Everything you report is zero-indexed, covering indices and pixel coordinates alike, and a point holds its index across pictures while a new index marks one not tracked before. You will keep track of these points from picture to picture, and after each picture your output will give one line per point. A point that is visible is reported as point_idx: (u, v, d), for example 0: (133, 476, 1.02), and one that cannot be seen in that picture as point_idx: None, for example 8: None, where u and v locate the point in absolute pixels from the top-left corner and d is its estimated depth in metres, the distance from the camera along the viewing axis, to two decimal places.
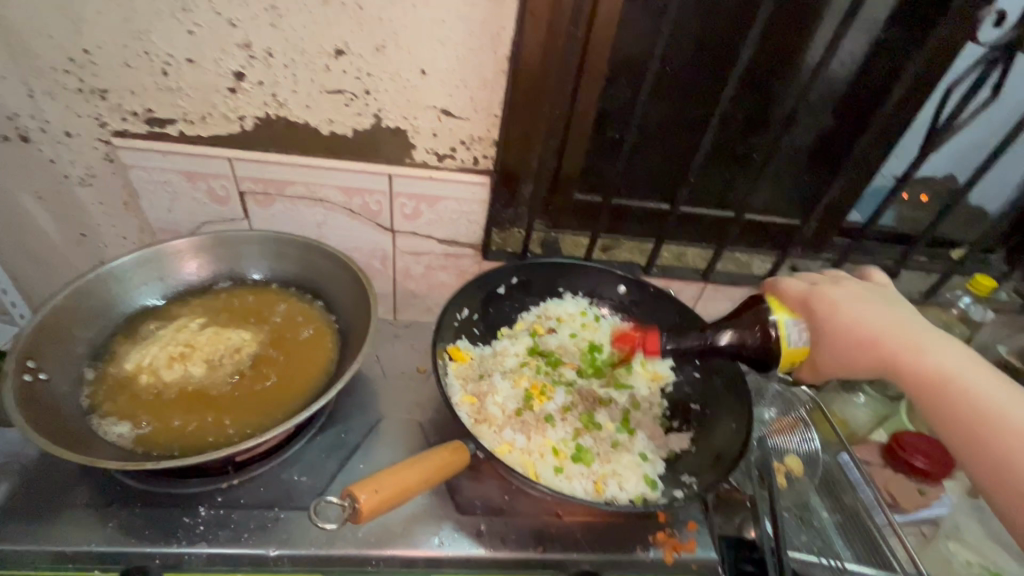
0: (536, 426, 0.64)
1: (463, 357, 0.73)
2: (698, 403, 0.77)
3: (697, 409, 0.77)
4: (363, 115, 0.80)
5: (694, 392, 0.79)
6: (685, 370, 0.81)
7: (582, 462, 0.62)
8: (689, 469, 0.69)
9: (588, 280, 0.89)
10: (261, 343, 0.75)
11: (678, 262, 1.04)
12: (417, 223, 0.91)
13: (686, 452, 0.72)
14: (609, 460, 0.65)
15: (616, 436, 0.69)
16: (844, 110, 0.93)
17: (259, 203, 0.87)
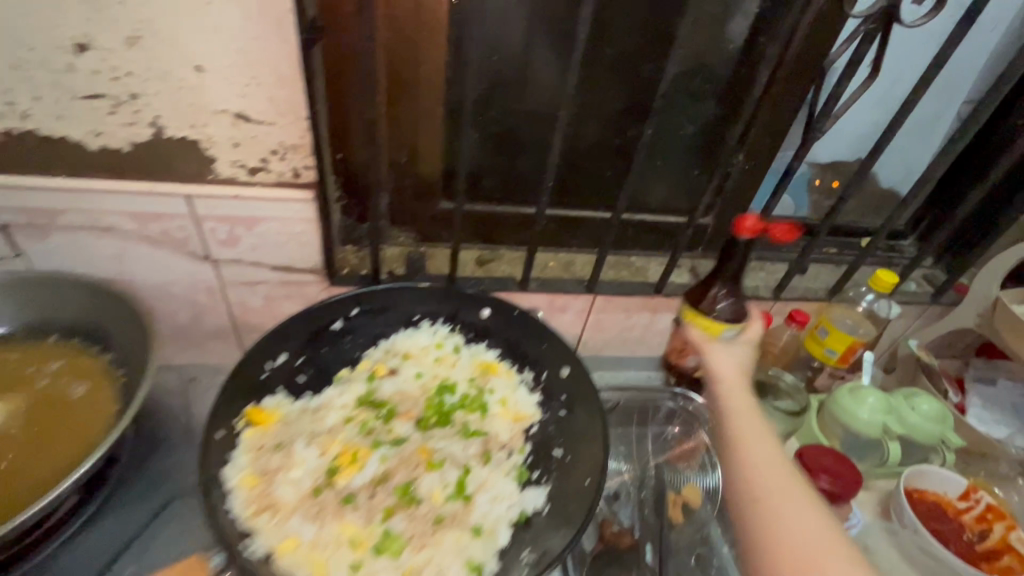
0: (333, 513, 0.55)
1: (264, 423, 0.60)
2: (561, 446, 0.66)
3: (560, 454, 0.65)
4: (138, 125, 0.65)
5: (560, 433, 0.67)
6: (552, 406, 0.70)
7: (385, 556, 0.53)
8: (539, 536, 0.58)
9: (446, 304, 0.76)
10: (17, 416, 0.63)
11: (563, 273, 0.93)
12: (239, 250, 0.76)
13: (539, 512, 0.60)
14: (423, 546, 0.55)
15: (443, 509, 0.58)
16: (725, 95, 0.84)
17: (30, 236, 0.71)
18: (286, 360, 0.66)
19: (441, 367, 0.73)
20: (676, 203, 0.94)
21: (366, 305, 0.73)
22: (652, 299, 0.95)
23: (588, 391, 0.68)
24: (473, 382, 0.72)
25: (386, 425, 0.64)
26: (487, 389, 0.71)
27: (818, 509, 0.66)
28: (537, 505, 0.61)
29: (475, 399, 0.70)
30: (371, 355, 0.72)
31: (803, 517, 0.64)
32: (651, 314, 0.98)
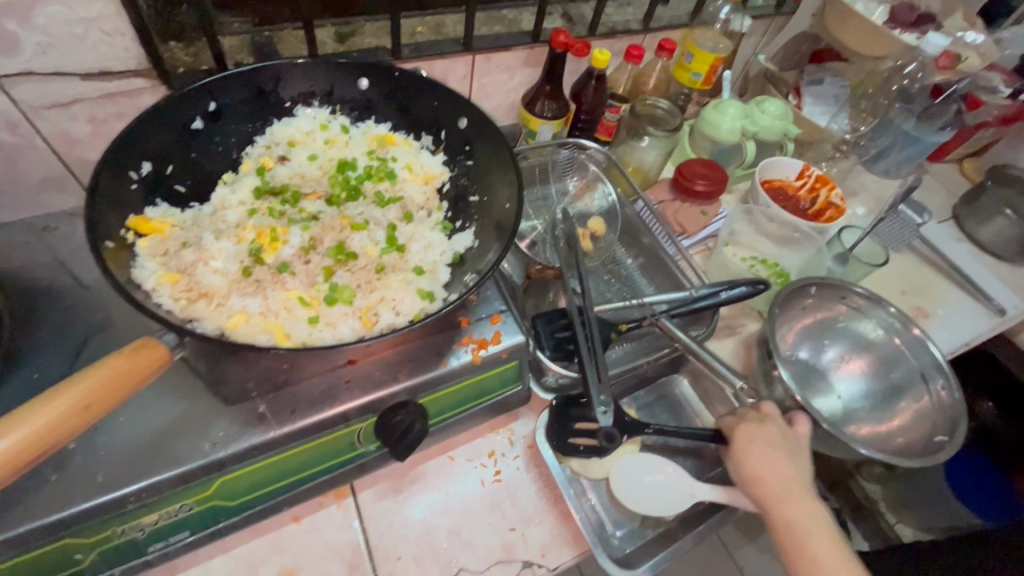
0: (272, 283, 0.54)
1: (156, 228, 0.54)
2: (476, 192, 0.67)
3: (477, 199, 0.67)
4: None
5: (472, 182, 0.69)
6: (458, 159, 0.70)
7: (340, 302, 0.53)
8: (475, 264, 0.62)
9: (317, 80, 0.68)
10: None
11: (436, 36, 0.86)
12: (26, 56, 0.60)
13: (469, 248, 0.64)
14: (374, 288, 0.56)
15: (381, 260, 0.59)
16: None
17: None
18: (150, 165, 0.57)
19: (333, 150, 0.69)
20: None
21: (222, 99, 0.62)
22: (531, 51, 0.92)
23: (488, 133, 0.66)
24: (372, 157, 0.70)
25: (298, 208, 0.63)
26: (389, 159, 0.70)
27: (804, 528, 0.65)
28: (466, 242, 0.64)
29: (379, 169, 0.68)
30: (254, 154, 0.67)
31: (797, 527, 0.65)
32: (532, 70, 0.95)
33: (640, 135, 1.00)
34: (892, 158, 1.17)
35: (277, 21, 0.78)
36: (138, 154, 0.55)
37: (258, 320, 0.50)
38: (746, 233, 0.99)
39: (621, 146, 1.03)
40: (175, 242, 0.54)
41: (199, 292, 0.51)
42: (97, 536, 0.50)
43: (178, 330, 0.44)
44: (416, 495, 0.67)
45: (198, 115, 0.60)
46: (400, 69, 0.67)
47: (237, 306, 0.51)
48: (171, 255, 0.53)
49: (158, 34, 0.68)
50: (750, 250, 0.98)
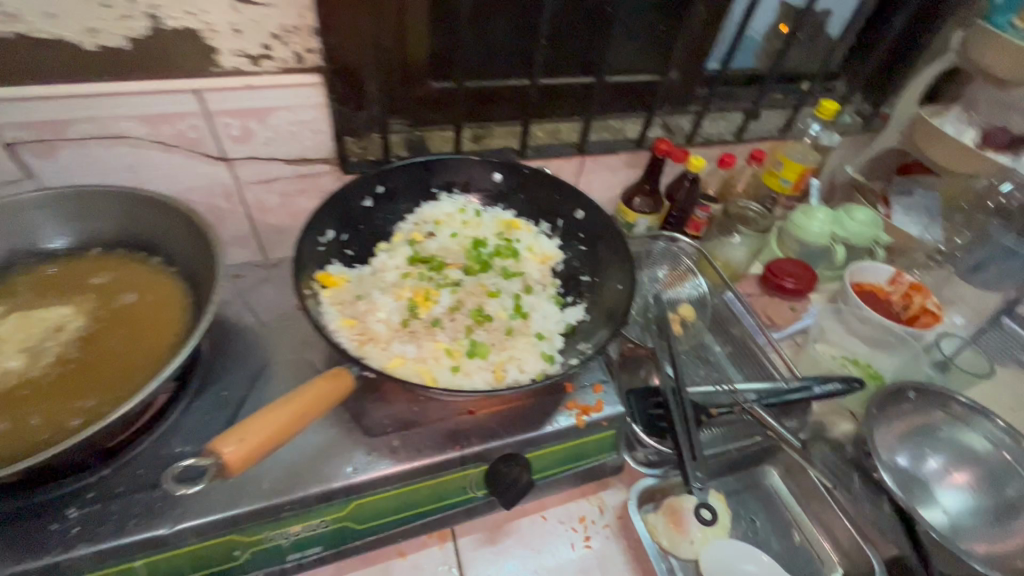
0: (424, 334, 0.65)
1: (335, 283, 0.67)
2: (587, 273, 0.77)
3: (588, 278, 0.77)
4: (134, 18, 0.64)
5: (583, 264, 0.79)
6: (572, 243, 0.81)
7: (478, 356, 0.63)
8: (586, 335, 0.70)
9: (462, 173, 0.83)
10: (89, 314, 0.66)
11: (552, 140, 1.00)
12: (252, 145, 0.78)
13: (581, 321, 0.72)
14: (505, 347, 0.65)
15: (510, 323, 0.69)
16: None
17: (40, 154, 0.70)
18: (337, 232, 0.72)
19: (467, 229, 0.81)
20: (644, 62, 0.98)
21: (391, 185, 0.79)
22: (634, 155, 1.04)
23: (602, 225, 0.78)
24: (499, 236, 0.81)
25: (441, 274, 0.75)
26: (514, 239, 0.81)
27: None
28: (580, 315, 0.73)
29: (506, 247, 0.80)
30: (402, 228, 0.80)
31: None
32: (632, 171, 1.07)
33: (729, 232, 1.08)
34: (992, 271, 1.16)
35: (426, 122, 0.93)
36: (335, 226, 0.72)
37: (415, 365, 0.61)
38: (835, 331, 1.00)
39: (711, 240, 1.10)
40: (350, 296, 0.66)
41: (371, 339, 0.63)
42: (253, 538, 0.58)
43: (363, 367, 0.56)
44: (509, 548, 0.71)
45: (373, 196, 0.76)
46: (530, 168, 0.81)
47: (396, 351, 0.62)
48: (346, 304, 0.65)
49: (341, 131, 0.83)
50: (838, 347, 0.99)
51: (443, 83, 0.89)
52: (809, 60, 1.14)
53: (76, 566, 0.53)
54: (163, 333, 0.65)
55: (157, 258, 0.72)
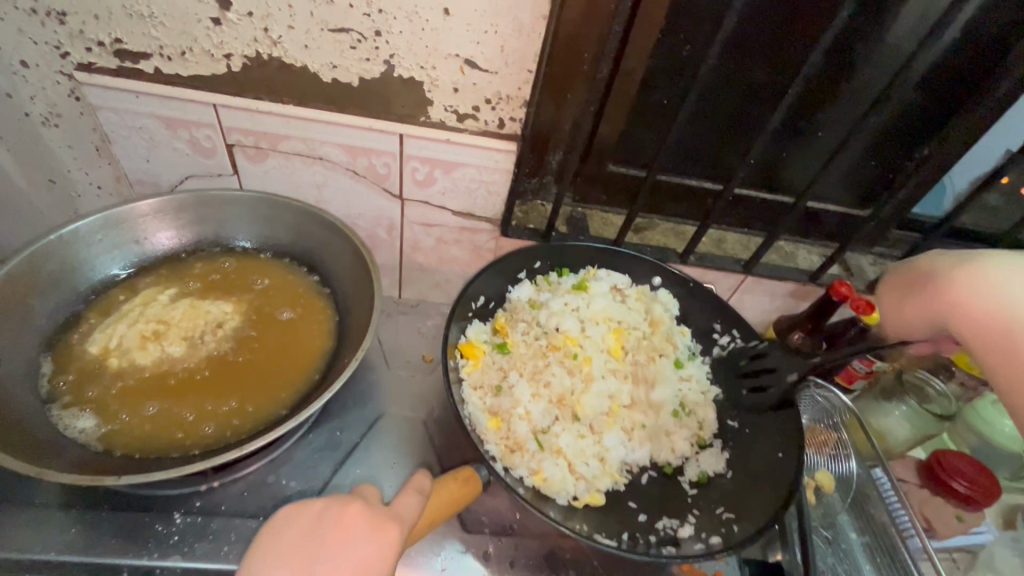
0: (553, 442, 0.62)
1: (475, 356, 0.67)
2: (736, 419, 0.69)
3: (735, 425, 0.69)
4: (372, 61, 0.67)
5: (732, 407, 0.71)
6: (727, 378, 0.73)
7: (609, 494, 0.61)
8: (722, 498, 0.63)
9: (621, 268, 0.78)
10: (245, 317, 0.68)
11: (717, 250, 0.92)
12: (429, 191, 0.79)
13: (720, 475, 0.65)
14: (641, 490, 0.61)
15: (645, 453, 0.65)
16: (937, 90, 0.78)
17: (251, 157, 0.75)
18: (490, 301, 0.73)
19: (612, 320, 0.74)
20: (843, 194, 0.90)
21: (548, 264, 0.76)
22: (802, 287, 0.94)
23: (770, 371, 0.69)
24: (645, 340, 0.74)
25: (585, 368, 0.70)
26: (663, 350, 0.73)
27: (993, 294, 0.56)
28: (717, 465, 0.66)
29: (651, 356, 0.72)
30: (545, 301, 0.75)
31: (984, 314, 0.56)
32: (793, 301, 0.97)
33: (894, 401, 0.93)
34: None
35: (593, 202, 0.91)
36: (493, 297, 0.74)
37: (534, 476, 0.59)
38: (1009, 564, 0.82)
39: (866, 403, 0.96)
40: (486, 374, 0.66)
41: (498, 428, 0.62)
42: None
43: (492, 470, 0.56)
44: None
45: (528, 271, 0.74)
46: (697, 284, 0.74)
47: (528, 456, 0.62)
48: (481, 383, 0.65)
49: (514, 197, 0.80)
50: None
51: (626, 169, 0.86)
52: None
53: None
54: (305, 357, 0.66)
55: (316, 275, 0.73)
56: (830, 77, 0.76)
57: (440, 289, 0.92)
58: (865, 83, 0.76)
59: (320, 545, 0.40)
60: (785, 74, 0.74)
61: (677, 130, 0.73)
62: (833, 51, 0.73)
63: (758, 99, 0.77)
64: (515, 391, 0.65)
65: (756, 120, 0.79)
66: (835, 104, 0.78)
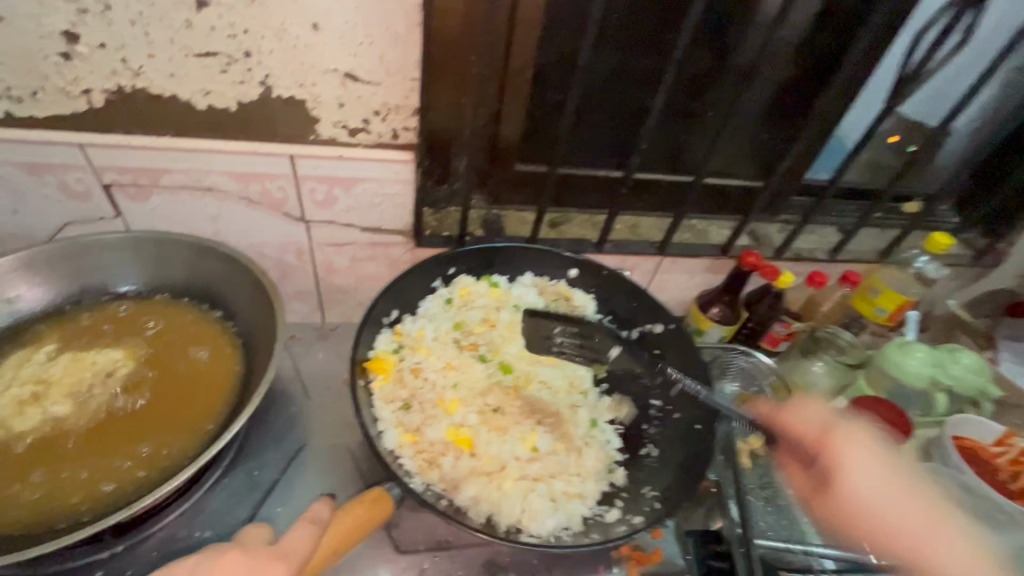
0: (473, 446, 0.63)
1: (385, 370, 0.66)
2: (660, 400, 0.71)
3: (658, 407, 0.71)
4: (247, 83, 0.64)
5: (658, 390, 0.72)
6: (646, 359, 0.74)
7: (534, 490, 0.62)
8: (652, 479, 0.65)
9: (535, 263, 0.79)
10: (140, 362, 0.63)
11: (632, 235, 0.94)
12: (333, 211, 0.77)
13: (648, 455, 0.67)
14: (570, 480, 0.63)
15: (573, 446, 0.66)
16: (809, 60, 0.82)
17: (132, 196, 0.71)
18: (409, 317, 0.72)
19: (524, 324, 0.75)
20: (743, 166, 0.94)
21: (459, 274, 0.76)
22: (716, 261, 0.97)
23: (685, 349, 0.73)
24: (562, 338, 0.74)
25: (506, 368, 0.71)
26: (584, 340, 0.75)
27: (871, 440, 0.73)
28: (643, 445, 0.68)
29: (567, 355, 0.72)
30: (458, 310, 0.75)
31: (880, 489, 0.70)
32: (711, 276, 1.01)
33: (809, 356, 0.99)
34: None
35: (508, 202, 0.90)
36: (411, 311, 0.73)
37: (455, 485, 0.59)
38: None
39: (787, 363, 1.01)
40: (398, 388, 0.65)
41: (414, 442, 0.62)
42: None
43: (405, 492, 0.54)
44: None
45: (442, 279, 0.74)
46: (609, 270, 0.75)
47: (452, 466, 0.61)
48: (394, 397, 0.65)
49: (420, 206, 0.79)
50: None
51: (533, 166, 0.86)
52: (923, 178, 1.05)
53: None
54: (211, 396, 0.62)
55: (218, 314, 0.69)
56: (704, 58, 0.80)
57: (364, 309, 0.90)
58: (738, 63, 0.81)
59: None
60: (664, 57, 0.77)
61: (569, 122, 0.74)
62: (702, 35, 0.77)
63: (641, 86, 0.80)
64: (426, 407, 0.64)
65: (647, 105, 0.81)
66: (718, 82, 0.82)
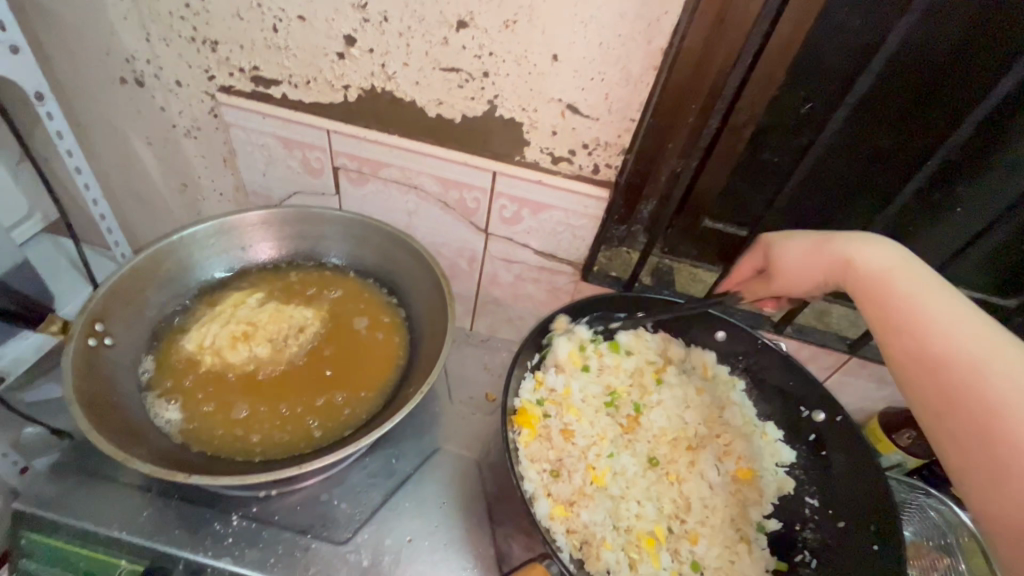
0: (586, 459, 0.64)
1: (530, 423, 0.62)
2: (816, 498, 0.64)
3: (816, 511, 0.63)
4: (476, 100, 0.69)
5: (811, 482, 0.65)
6: (803, 447, 0.67)
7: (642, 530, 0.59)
8: None
9: (688, 321, 0.73)
10: (324, 323, 0.70)
11: (819, 323, 0.83)
12: (515, 228, 0.79)
13: (803, 563, 0.61)
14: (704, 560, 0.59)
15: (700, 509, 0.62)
16: None
17: (353, 180, 0.79)
18: None
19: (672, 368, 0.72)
20: (981, 280, 0.78)
21: (605, 317, 0.73)
22: None
23: (857, 449, 0.63)
24: (707, 402, 0.70)
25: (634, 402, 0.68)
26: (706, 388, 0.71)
27: None
28: (799, 551, 0.62)
29: (699, 403, 0.70)
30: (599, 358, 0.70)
31: None
32: None
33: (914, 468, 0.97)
34: None
35: (683, 255, 0.85)
36: None
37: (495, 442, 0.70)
38: None
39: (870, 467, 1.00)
40: (546, 447, 0.62)
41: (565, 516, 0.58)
42: None
43: (563, 567, 0.51)
44: None
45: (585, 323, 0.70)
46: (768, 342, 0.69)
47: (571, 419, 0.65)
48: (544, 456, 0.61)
49: (597, 246, 0.78)
50: None
51: (724, 226, 0.81)
52: None
53: (214, 575, 0.54)
54: (385, 359, 0.67)
55: None
56: (978, 148, 0.66)
57: (511, 326, 0.91)
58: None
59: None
60: (911, 159, 0.68)
61: (745, 203, 0.79)
62: (977, 133, 0.65)
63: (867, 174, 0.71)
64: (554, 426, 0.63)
65: (871, 203, 0.74)
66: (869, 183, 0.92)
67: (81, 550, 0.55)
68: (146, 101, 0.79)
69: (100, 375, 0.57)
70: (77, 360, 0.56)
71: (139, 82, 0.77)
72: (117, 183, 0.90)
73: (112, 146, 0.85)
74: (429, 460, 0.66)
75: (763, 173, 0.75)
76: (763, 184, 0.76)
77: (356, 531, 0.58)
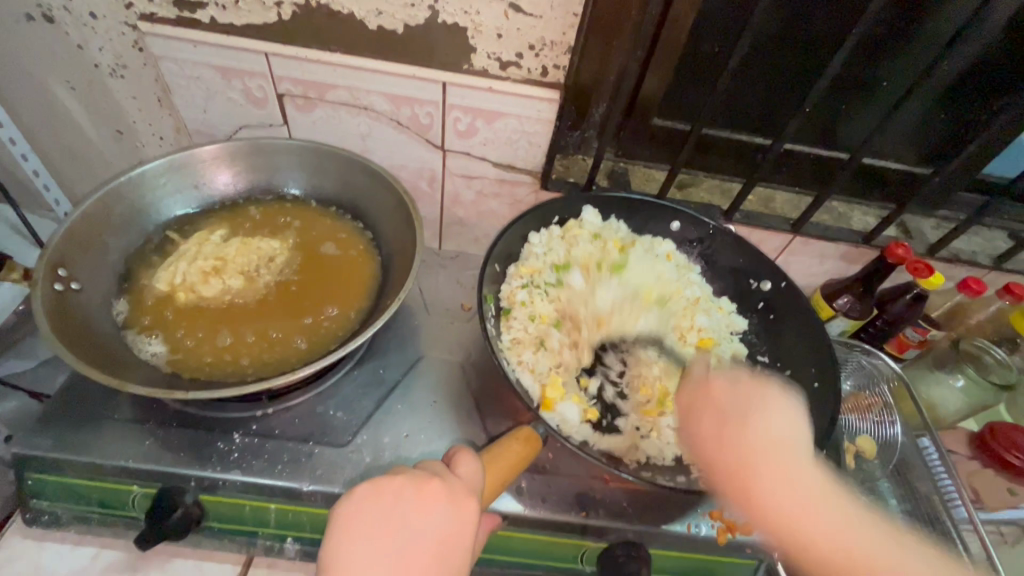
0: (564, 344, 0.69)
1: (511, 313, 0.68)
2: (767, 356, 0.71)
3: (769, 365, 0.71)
4: (416, 7, 0.67)
5: (761, 343, 0.73)
6: (754, 315, 0.75)
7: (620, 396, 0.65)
8: None
9: (643, 215, 0.78)
10: (293, 251, 0.70)
11: (765, 208, 0.89)
12: (471, 142, 0.79)
13: None
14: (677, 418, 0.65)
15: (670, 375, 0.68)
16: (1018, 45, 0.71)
17: (300, 107, 0.78)
18: None
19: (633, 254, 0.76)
20: (904, 149, 0.84)
21: (567, 218, 0.77)
22: (855, 249, 0.89)
23: (798, 308, 0.71)
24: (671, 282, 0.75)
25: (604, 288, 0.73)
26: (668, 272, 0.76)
27: None
28: None
29: (658, 285, 0.74)
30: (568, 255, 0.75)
31: None
32: (844, 264, 0.93)
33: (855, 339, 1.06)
34: None
35: (635, 156, 0.88)
36: None
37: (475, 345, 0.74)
38: None
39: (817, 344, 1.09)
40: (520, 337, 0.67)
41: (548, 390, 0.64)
42: None
43: (549, 430, 0.57)
44: None
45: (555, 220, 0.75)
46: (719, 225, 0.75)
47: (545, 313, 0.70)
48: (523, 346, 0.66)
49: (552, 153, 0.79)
50: None
51: (672, 122, 0.83)
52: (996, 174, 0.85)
53: (226, 487, 0.57)
54: (360, 278, 0.69)
55: None
56: (896, 17, 0.70)
57: (478, 244, 0.93)
58: (938, 25, 0.71)
59: (408, 503, 0.43)
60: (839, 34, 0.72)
61: (691, 96, 0.81)
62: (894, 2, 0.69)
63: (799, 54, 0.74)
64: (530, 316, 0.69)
65: (804, 84, 0.78)
66: None
67: (90, 483, 0.58)
68: (60, 39, 0.73)
69: (75, 317, 0.57)
70: (48, 303, 0.55)
71: (48, 18, 0.71)
72: (43, 136, 0.84)
73: (31, 96, 0.79)
74: (415, 367, 0.70)
75: (705, 62, 0.77)
76: (705, 75, 0.79)
77: (356, 434, 0.62)
